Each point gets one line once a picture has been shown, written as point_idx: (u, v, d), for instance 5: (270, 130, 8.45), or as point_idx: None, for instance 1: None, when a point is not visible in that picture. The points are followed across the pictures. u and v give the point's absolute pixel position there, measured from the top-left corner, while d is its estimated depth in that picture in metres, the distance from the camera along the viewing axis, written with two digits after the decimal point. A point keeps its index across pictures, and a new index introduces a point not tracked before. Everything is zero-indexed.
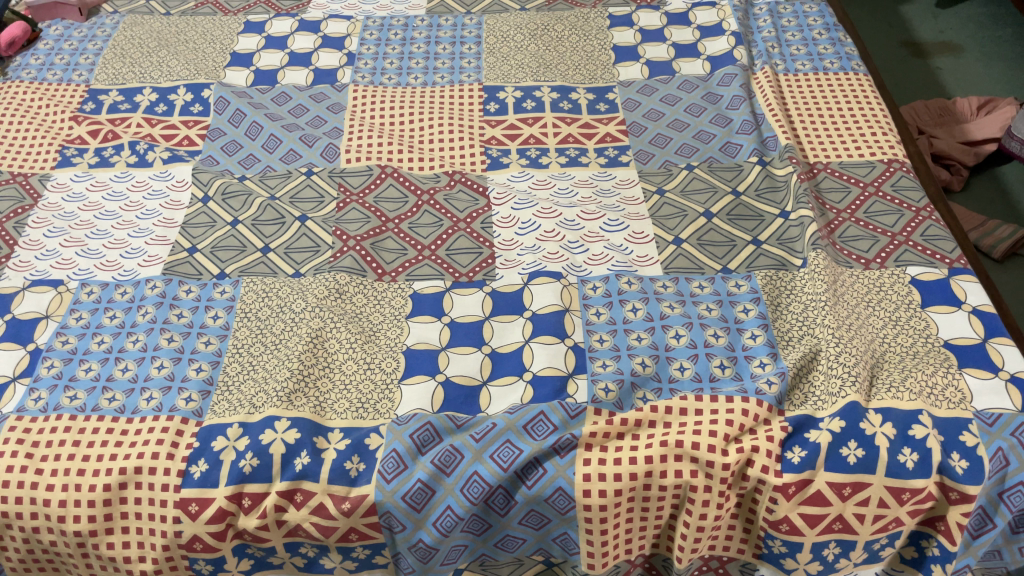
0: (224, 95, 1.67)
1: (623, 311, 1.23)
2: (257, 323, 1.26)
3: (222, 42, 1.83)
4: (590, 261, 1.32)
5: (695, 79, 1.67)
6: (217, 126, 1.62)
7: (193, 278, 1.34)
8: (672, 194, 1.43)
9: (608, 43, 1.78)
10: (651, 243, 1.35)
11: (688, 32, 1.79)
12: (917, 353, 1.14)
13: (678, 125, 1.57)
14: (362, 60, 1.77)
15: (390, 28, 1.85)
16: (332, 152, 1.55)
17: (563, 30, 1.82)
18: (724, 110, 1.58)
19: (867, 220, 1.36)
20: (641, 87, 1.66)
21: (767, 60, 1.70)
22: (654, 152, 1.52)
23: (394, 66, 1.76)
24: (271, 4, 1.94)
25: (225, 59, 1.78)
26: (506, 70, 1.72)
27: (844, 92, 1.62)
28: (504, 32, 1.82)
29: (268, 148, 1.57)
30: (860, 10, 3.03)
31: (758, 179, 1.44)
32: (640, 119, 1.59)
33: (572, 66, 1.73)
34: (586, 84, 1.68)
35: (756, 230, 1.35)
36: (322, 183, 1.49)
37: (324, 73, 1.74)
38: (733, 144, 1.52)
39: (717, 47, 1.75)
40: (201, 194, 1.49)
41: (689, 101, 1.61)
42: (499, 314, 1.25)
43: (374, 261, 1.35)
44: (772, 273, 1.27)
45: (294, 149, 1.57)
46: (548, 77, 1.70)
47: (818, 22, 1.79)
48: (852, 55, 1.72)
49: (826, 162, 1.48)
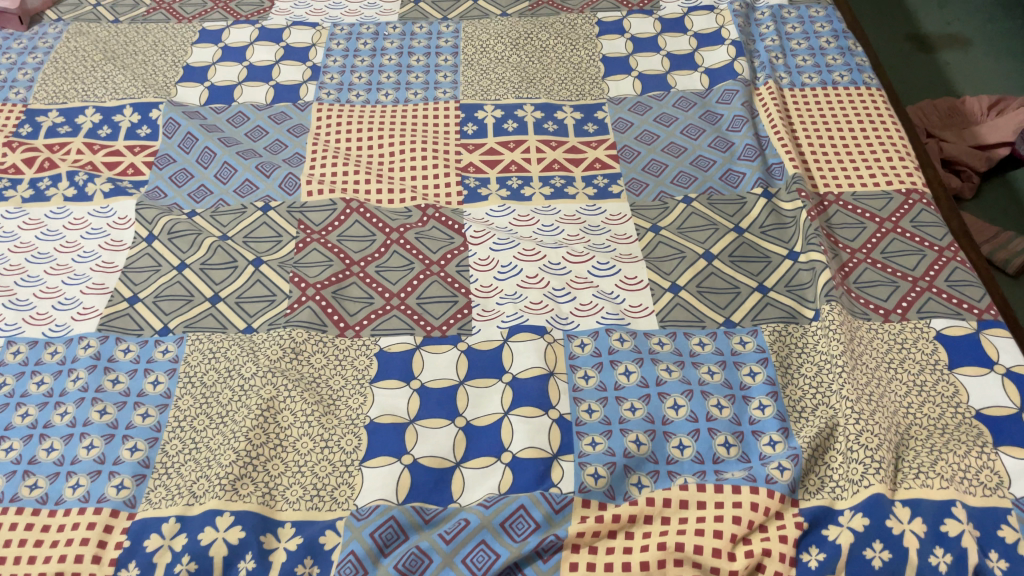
0: (174, 115, 1.52)
1: (615, 374, 1.09)
2: (202, 389, 1.12)
3: (174, 55, 1.67)
4: (577, 312, 1.18)
5: (693, 95, 1.52)
6: (166, 152, 1.47)
7: (132, 335, 1.20)
8: (668, 231, 1.29)
9: (596, 54, 1.63)
10: (645, 290, 1.21)
11: (684, 41, 1.64)
12: (946, 429, 1.01)
13: (675, 149, 1.43)
14: (327, 74, 1.62)
15: (359, 36, 1.70)
16: (291, 184, 1.39)
17: (547, 38, 1.67)
18: (725, 133, 1.44)
19: (884, 262, 1.22)
20: (633, 104, 1.52)
21: (771, 72, 1.55)
22: (648, 182, 1.38)
23: (362, 81, 1.60)
24: (229, 10, 1.78)
25: (177, 74, 1.62)
26: (485, 87, 1.57)
27: (856, 111, 1.48)
28: (483, 41, 1.67)
29: (221, 177, 1.42)
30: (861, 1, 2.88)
31: (763, 214, 1.30)
32: (632, 143, 1.45)
33: (557, 81, 1.58)
34: (572, 102, 1.54)
35: (762, 274, 1.21)
36: (280, 220, 1.34)
37: (285, 89, 1.59)
38: (735, 172, 1.37)
39: (715, 57, 1.60)
40: (146, 233, 1.34)
41: (686, 122, 1.47)
42: (474, 378, 1.11)
43: (335, 312, 1.20)
44: (781, 327, 1.14)
45: (249, 179, 1.41)
46: (531, 94, 1.55)
47: (825, 28, 1.65)
48: (864, 66, 1.57)
49: (838, 193, 1.34)
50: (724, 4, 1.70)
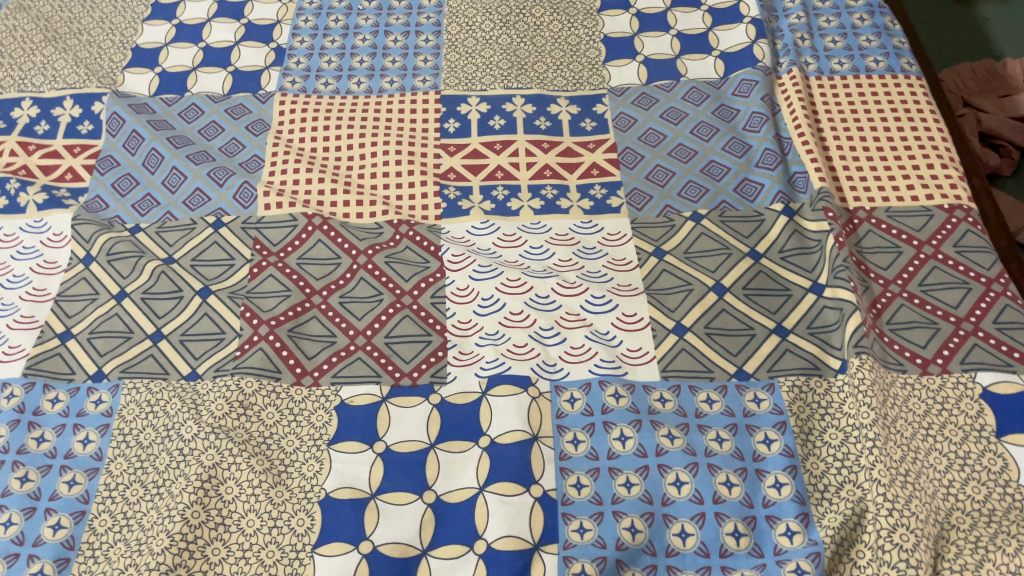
0: (118, 110, 1.34)
1: (608, 439, 0.94)
2: (137, 450, 0.98)
3: (123, 33, 1.49)
4: (567, 357, 1.03)
5: (705, 85, 1.34)
6: (109, 154, 1.30)
7: (63, 380, 1.06)
8: (673, 257, 1.12)
9: (597, 34, 1.44)
10: (645, 330, 1.05)
11: (696, 18, 1.45)
12: (993, 517, 0.87)
13: (683, 154, 1.25)
14: (293, 58, 1.43)
15: (330, 11, 1.51)
16: (247, 195, 1.23)
17: (542, 14, 1.47)
18: (740, 133, 1.26)
19: (923, 297, 1.06)
20: (637, 97, 1.34)
21: (796, 58, 1.36)
22: (651, 194, 1.21)
23: (332, 65, 1.42)
24: None
25: (124, 58, 1.44)
26: (469, 74, 1.39)
27: (893, 104, 1.29)
28: (469, 17, 1.47)
29: (169, 186, 1.25)
30: None
31: (784, 235, 1.13)
32: (635, 144, 1.28)
33: (551, 67, 1.40)
34: (568, 93, 1.36)
35: (781, 312, 1.06)
36: (233, 240, 1.18)
37: (245, 76, 1.41)
38: (752, 183, 1.20)
39: (732, 38, 1.40)
40: (82, 252, 1.18)
41: (697, 119, 1.29)
42: (447, 440, 0.97)
43: (291, 356, 1.06)
44: (802, 382, 0.98)
45: (200, 188, 1.24)
46: (521, 84, 1.37)
47: (859, 1, 1.44)
48: (902, 48, 1.37)
49: (870, 209, 1.17)
50: None
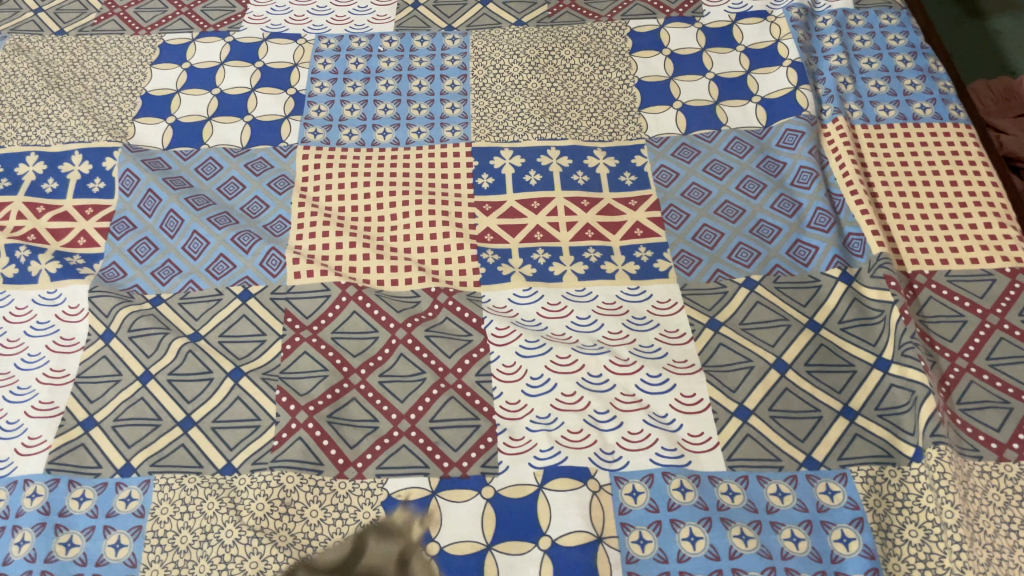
0: (131, 166, 1.27)
1: (677, 539, 0.90)
2: (174, 555, 0.93)
3: (130, 78, 1.41)
4: (626, 444, 0.98)
5: (748, 135, 1.29)
6: (124, 215, 1.23)
7: (88, 475, 0.99)
8: (729, 330, 1.07)
9: (631, 77, 1.39)
10: (706, 413, 1.00)
11: (733, 59, 1.39)
12: None
13: (730, 212, 1.20)
14: (313, 105, 1.37)
15: (348, 52, 1.44)
16: (274, 262, 1.16)
17: (571, 55, 1.42)
18: (789, 189, 1.21)
19: (992, 373, 1.02)
20: (677, 147, 1.29)
21: (841, 104, 1.31)
22: (700, 257, 1.16)
23: (355, 113, 1.36)
24: (195, 16, 1.51)
25: (133, 106, 1.37)
26: (500, 123, 1.34)
27: (944, 154, 1.24)
28: (496, 59, 1.42)
29: (191, 251, 1.19)
30: None
31: (843, 304, 1.08)
32: (678, 201, 1.22)
33: (585, 114, 1.34)
34: (604, 143, 1.31)
35: (846, 392, 1.01)
36: (262, 312, 1.12)
37: (264, 126, 1.34)
38: (805, 245, 1.15)
39: (773, 83, 1.35)
40: (102, 327, 1.12)
41: (742, 173, 1.24)
42: (504, 540, 0.92)
43: (332, 445, 1.00)
44: (875, 472, 0.95)
45: (224, 254, 1.18)
46: (555, 133, 1.32)
47: (901, 42, 1.39)
48: (949, 93, 1.32)
49: (929, 273, 1.12)
50: (778, 10, 1.45)
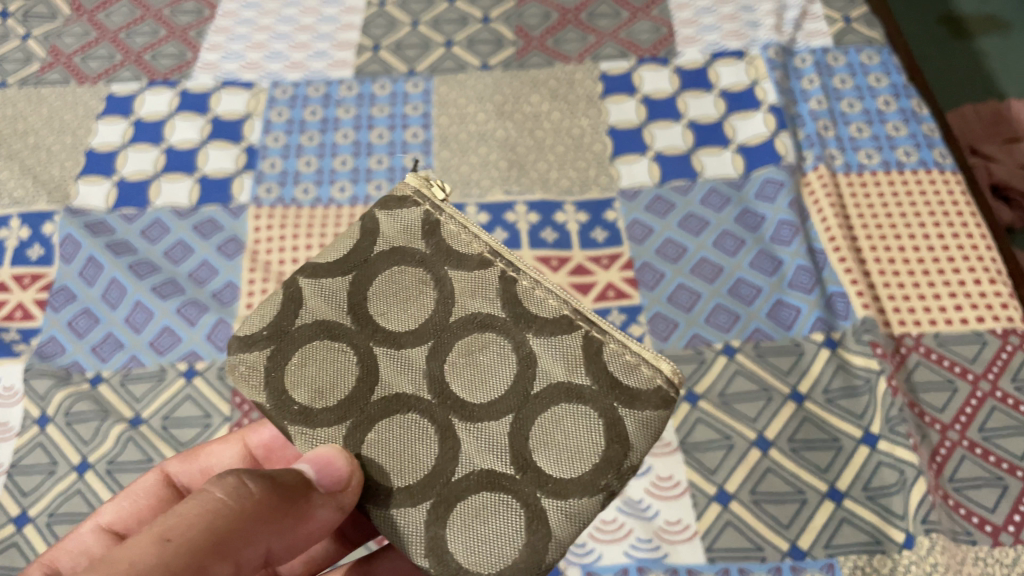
0: (72, 232, 1.20)
1: None
2: None
3: (74, 133, 1.34)
4: (599, 534, 0.92)
5: (725, 186, 1.23)
6: (64, 285, 1.16)
7: None
8: (708, 404, 1.01)
9: (602, 124, 1.32)
10: (684, 498, 0.94)
11: (708, 103, 1.34)
12: None
13: (707, 271, 1.14)
14: (266, 159, 1.30)
15: (305, 101, 1.37)
16: (222, 335, 1.09)
17: (540, 102, 1.36)
18: (768, 245, 1.15)
19: (986, 447, 0.96)
20: (650, 201, 1.22)
21: (821, 151, 1.25)
22: (676, 321, 1.09)
23: (311, 168, 1.29)
24: (143, 64, 1.44)
25: (76, 164, 1.30)
26: (465, 176, 1.28)
27: (930, 204, 1.18)
28: (461, 107, 1.36)
29: (134, 324, 1.11)
30: None
31: (827, 372, 1.02)
32: (653, 260, 1.16)
33: (554, 165, 1.28)
34: (574, 196, 1.25)
35: (833, 470, 0.95)
36: (208, 392, 1.04)
37: (214, 183, 1.27)
38: (787, 306, 1.09)
39: (749, 128, 1.30)
40: (37, 411, 1.04)
41: (720, 228, 1.18)
42: None
43: None
44: (865, 563, 0.88)
45: (169, 327, 1.10)
46: (522, 187, 1.26)
47: (882, 82, 1.34)
48: (933, 137, 1.26)
49: (917, 335, 1.06)
50: (754, 49, 1.39)
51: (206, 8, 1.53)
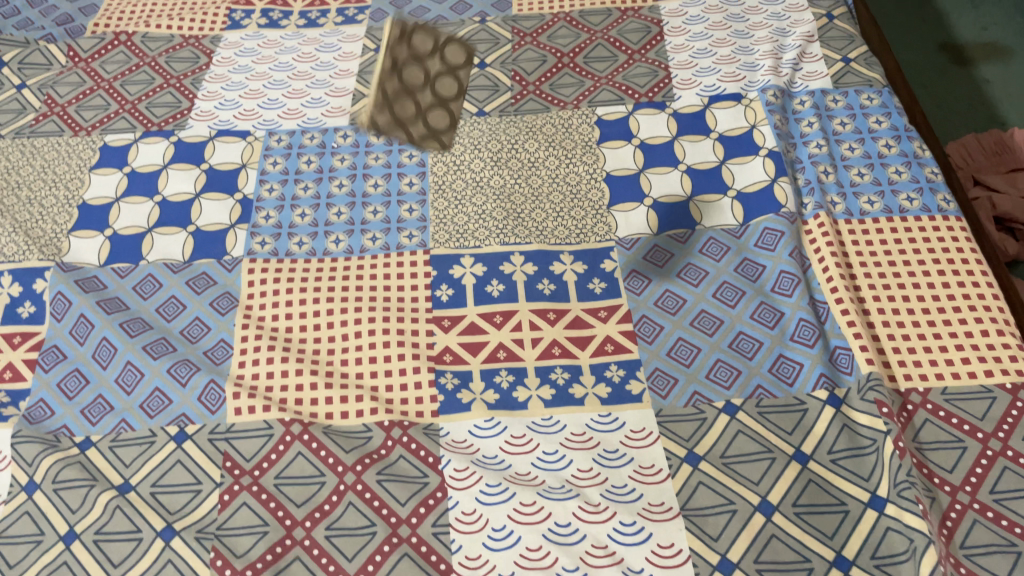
0: (63, 289, 1.18)
1: None
2: None
3: (68, 186, 1.33)
4: None
5: (724, 235, 1.21)
6: (54, 345, 1.14)
7: None
8: (710, 466, 0.98)
9: (599, 171, 1.31)
10: (686, 566, 0.90)
11: (707, 148, 1.32)
12: None
13: (707, 324, 1.11)
14: (261, 211, 1.28)
15: (300, 150, 1.36)
16: (214, 397, 1.07)
17: (536, 148, 1.34)
18: (769, 296, 1.13)
19: (998, 510, 0.93)
20: (648, 250, 1.21)
21: (822, 197, 1.23)
22: (676, 376, 1.07)
23: (306, 219, 1.28)
24: (138, 114, 1.43)
25: (70, 218, 1.28)
26: (460, 226, 1.26)
27: (935, 253, 1.16)
28: (457, 154, 1.34)
29: (124, 385, 1.10)
30: None
31: (831, 432, 0.99)
32: (652, 312, 1.14)
33: (550, 214, 1.26)
34: (572, 246, 1.23)
35: (839, 537, 0.92)
36: (199, 457, 1.03)
37: (208, 236, 1.25)
38: (789, 361, 1.06)
39: (749, 174, 1.27)
40: (25, 478, 1.02)
41: (720, 279, 1.16)
42: None
43: None
44: None
45: (160, 388, 1.09)
46: (519, 237, 1.24)
47: (883, 124, 1.32)
48: (936, 182, 1.25)
49: (924, 391, 1.03)
50: (753, 92, 1.38)
51: (203, 56, 1.53)
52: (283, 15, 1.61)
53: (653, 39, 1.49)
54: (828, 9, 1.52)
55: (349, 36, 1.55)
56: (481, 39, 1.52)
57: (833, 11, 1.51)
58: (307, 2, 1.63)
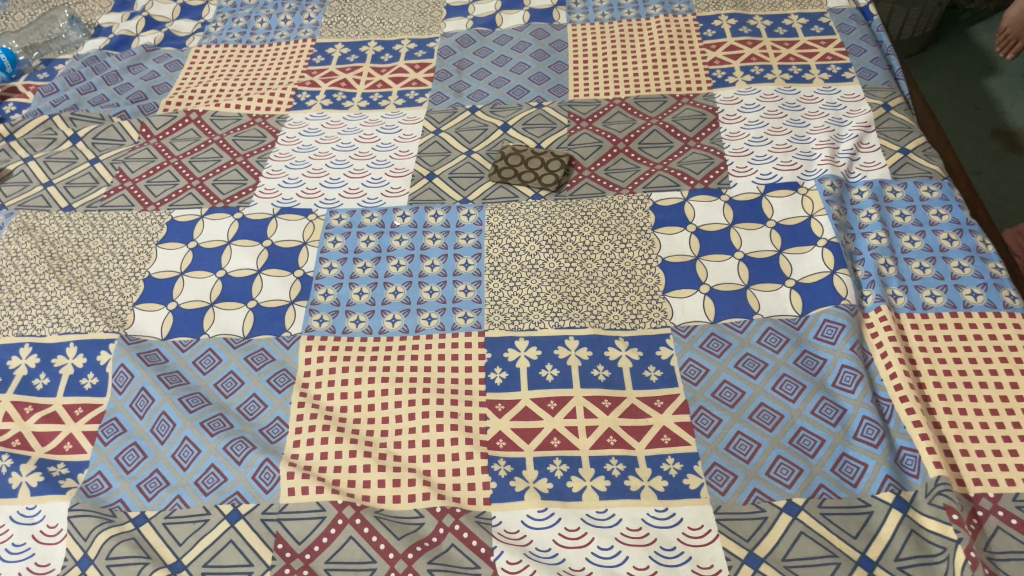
0: (126, 361, 1.21)
1: None
2: None
3: (135, 259, 1.37)
4: None
5: (783, 325, 1.19)
6: (115, 417, 1.16)
7: None
8: (772, 569, 0.95)
9: (654, 257, 1.31)
10: None
11: (763, 237, 1.32)
12: None
13: (767, 418, 1.09)
14: (320, 288, 1.30)
15: (360, 229, 1.39)
16: (268, 476, 1.07)
17: (591, 232, 1.35)
18: (830, 391, 1.11)
19: None
20: (705, 339, 1.19)
21: (883, 290, 1.22)
22: (735, 472, 1.04)
23: (364, 297, 1.29)
24: (205, 190, 1.48)
25: (135, 291, 1.32)
26: (515, 308, 1.26)
27: (1001, 351, 1.13)
28: (513, 236, 1.36)
29: (181, 460, 1.11)
30: (935, 83, 2.29)
31: (899, 538, 0.96)
32: (710, 403, 1.12)
33: (605, 298, 1.26)
34: (626, 332, 1.22)
35: None
36: (251, 537, 1.02)
37: (268, 312, 1.28)
38: (852, 461, 1.03)
39: (807, 264, 1.27)
40: (80, 552, 1.02)
41: (779, 371, 1.14)
42: None
43: None
44: None
45: (215, 465, 1.09)
46: (573, 321, 1.23)
47: (943, 217, 1.31)
48: (1001, 276, 1.22)
49: (995, 497, 0.99)
50: (810, 181, 1.38)
51: (269, 135, 1.58)
52: (347, 97, 1.66)
53: (708, 126, 1.51)
54: (884, 100, 1.53)
55: (410, 118, 1.60)
56: (538, 123, 1.56)
57: (890, 102, 1.52)
58: (370, 84, 1.69)
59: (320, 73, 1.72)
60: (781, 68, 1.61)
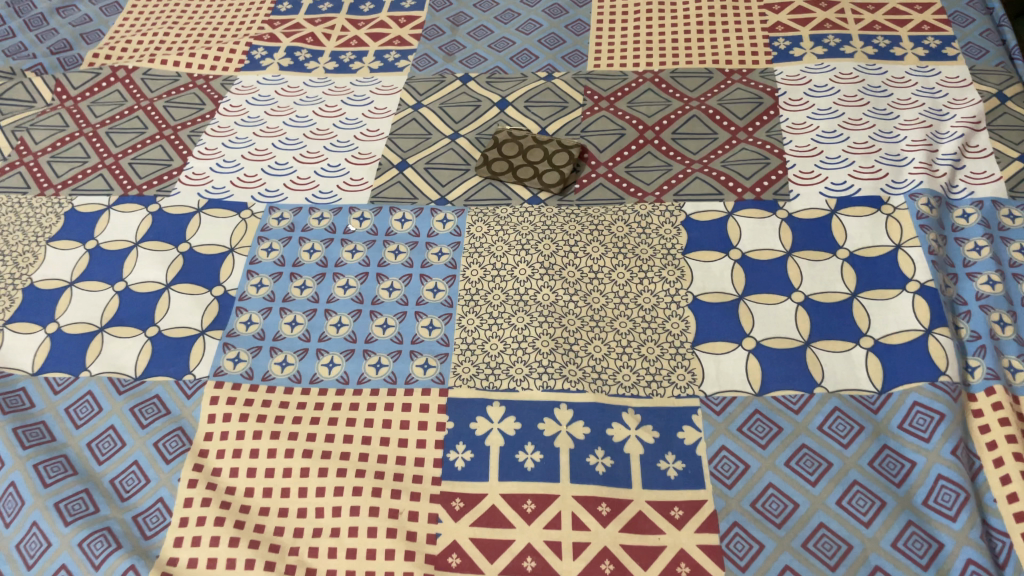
0: None
1: None
2: None
3: (16, 261, 1.07)
4: None
5: (855, 408, 0.86)
6: None
7: None
8: None
9: (683, 292, 0.98)
10: None
11: (832, 272, 0.98)
12: None
13: (828, 549, 0.78)
14: (242, 314, 1.00)
15: (304, 234, 1.08)
16: None
17: (602, 252, 1.03)
18: (920, 514, 0.79)
19: None
20: (746, 419, 0.87)
21: (997, 364, 0.88)
22: None
23: (297, 329, 0.98)
24: (119, 171, 1.17)
25: (10, 305, 1.03)
26: (492, 358, 0.94)
27: None
28: (498, 254, 1.04)
29: (25, 554, 0.82)
30: None
31: None
32: (748, 519, 0.80)
33: (613, 348, 0.94)
34: (638, 400, 0.90)
35: None
36: None
37: (170, 344, 0.98)
38: None
39: (891, 317, 0.93)
40: None
41: (847, 476, 0.82)
42: None
43: None
44: None
45: (66, 567, 0.81)
46: (568, 380, 0.91)
47: None
48: None
49: None
50: (898, 196, 1.04)
51: (209, 102, 1.27)
52: (311, 55, 1.33)
53: (764, 114, 1.16)
54: (998, 88, 1.17)
55: (385, 86, 1.27)
56: (544, 101, 1.22)
57: (1005, 91, 1.16)
58: (342, 41, 1.36)
59: (283, 25, 1.39)
60: (863, 38, 1.25)
